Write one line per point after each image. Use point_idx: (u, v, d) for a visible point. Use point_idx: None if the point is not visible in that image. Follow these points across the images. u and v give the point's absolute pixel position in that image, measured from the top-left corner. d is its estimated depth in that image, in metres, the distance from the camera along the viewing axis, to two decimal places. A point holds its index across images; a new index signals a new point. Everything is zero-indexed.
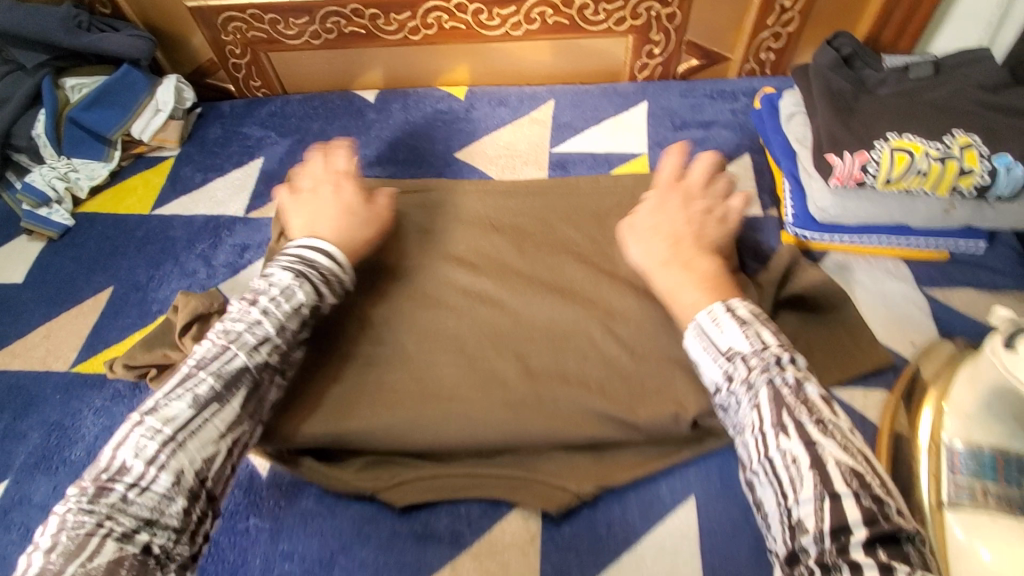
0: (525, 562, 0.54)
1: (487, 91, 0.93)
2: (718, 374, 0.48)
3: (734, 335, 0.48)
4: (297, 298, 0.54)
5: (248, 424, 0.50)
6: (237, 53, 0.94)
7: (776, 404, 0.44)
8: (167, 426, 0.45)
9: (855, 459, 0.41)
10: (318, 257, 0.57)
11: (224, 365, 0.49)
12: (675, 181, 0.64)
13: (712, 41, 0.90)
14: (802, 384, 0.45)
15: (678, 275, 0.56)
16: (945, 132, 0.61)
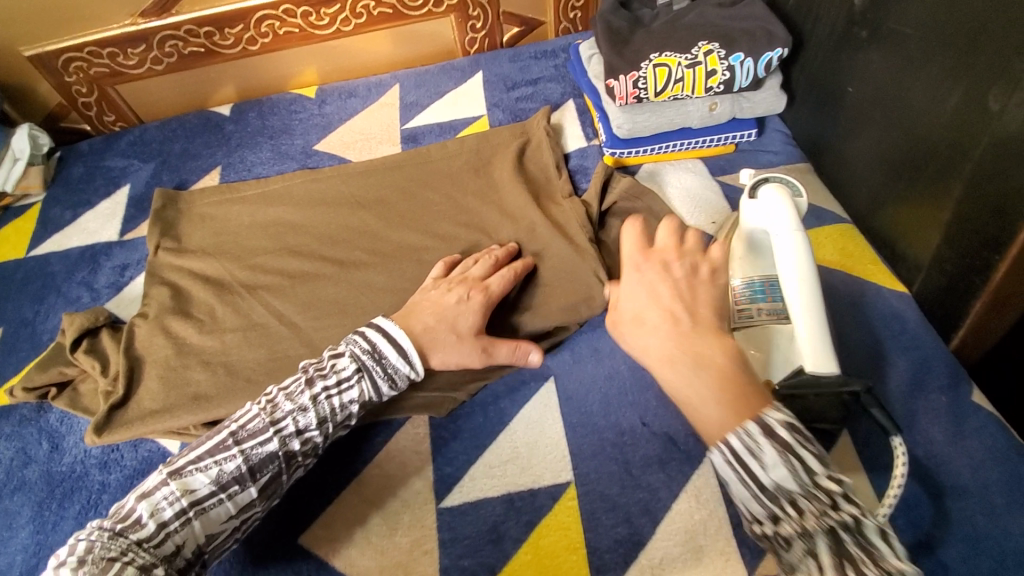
0: (420, 460, 0.64)
1: (336, 87, 1.01)
2: (760, 509, 0.46)
3: (777, 463, 0.45)
4: (351, 397, 0.60)
5: (261, 505, 0.56)
6: (85, 92, 0.97)
7: (836, 557, 0.42)
8: (186, 495, 0.53)
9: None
10: (388, 352, 0.61)
11: (256, 448, 0.56)
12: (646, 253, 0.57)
13: (526, 8, 1.02)
14: (862, 527, 0.43)
15: (686, 372, 0.49)
16: (692, 44, 0.75)
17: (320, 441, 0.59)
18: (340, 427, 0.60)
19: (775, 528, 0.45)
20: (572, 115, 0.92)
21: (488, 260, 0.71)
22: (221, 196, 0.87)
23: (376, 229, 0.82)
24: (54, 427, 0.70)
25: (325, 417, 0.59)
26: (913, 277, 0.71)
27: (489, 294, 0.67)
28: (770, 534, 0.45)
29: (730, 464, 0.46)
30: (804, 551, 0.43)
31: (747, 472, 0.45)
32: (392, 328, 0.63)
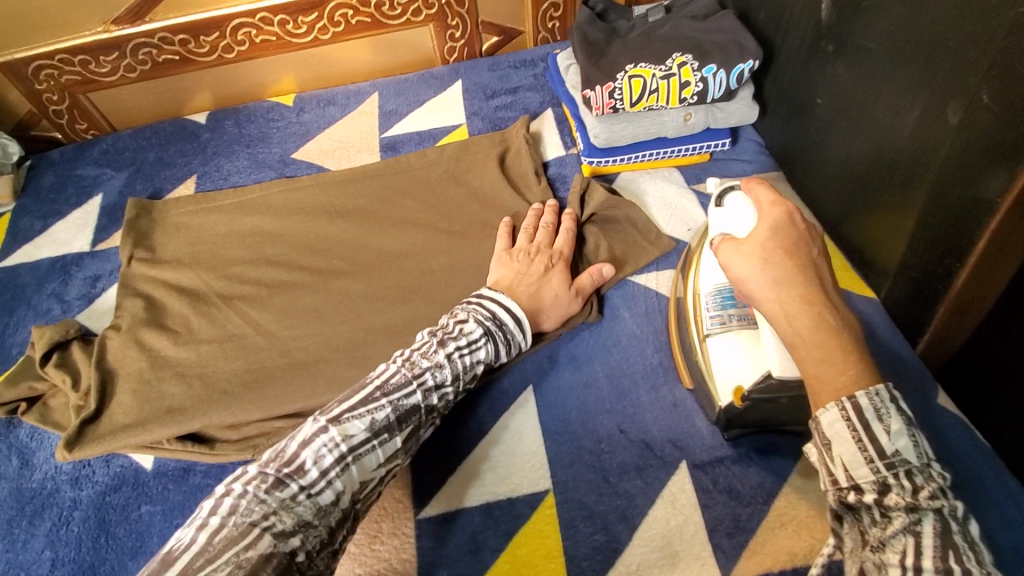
0: (398, 470, 0.64)
1: (314, 95, 1.01)
2: (864, 472, 0.42)
3: (899, 436, 0.42)
4: (479, 356, 0.62)
5: (400, 459, 0.57)
6: (55, 100, 0.95)
7: (938, 540, 0.38)
8: (344, 442, 0.52)
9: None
10: (505, 316, 0.65)
11: (402, 398, 0.57)
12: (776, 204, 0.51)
13: (504, 18, 1.03)
14: (967, 522, 0.40)
15: (807, 322, 0.45)
16: (666, 56, 0.77)
17: (454, 395, 0.61)
18: (465, 387, 0.62)
19: (879, 499, 0.41)
20: (551, 124, 0.93)
21: (547, 227, 0.76)
22: (196, 206, 0.86)
23: (355, 238, 0.82)
24: (23, 443, 0.68)
25: (461, 372, 0.61)
26: (881, 283, 0.72)
27: (566, 258, 0.72)
28: (856, 504, 0.43)
29: (848, 420, 0.42)
30: (902, 528, 0.40)
31: (868, 432, 0.42)
32: (507, 297, 0.66)
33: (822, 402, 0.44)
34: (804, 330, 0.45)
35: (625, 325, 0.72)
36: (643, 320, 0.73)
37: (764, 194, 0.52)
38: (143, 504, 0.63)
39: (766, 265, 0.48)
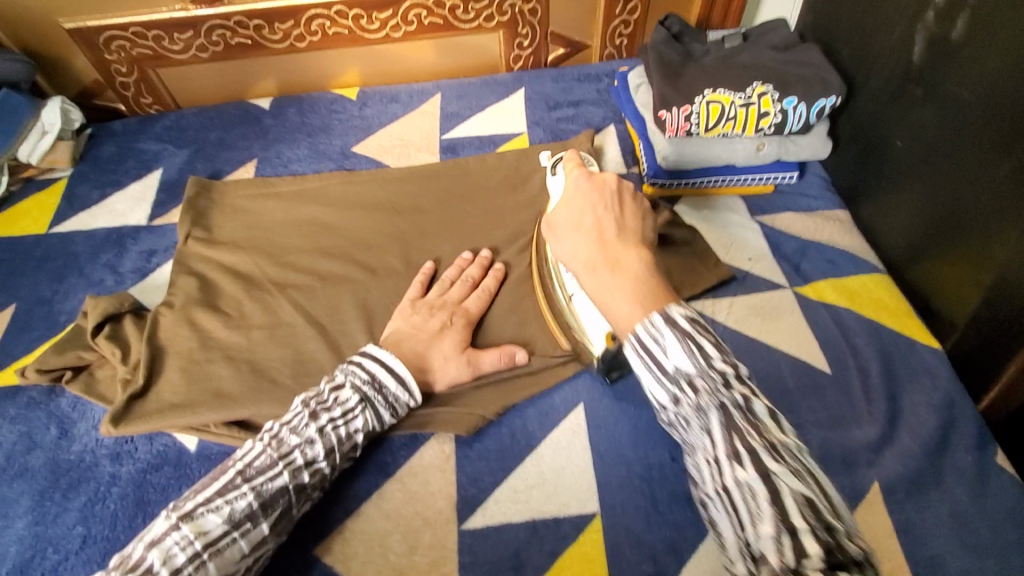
0: (443, 477, 0.62)
1: (378, 91, 1.01)
2: (667, 395, 0.48)
3: (677, 352, 0.47)
4: (356, 426, 0.58)
5: (272, 543, 0.53)
6: (124, 71, 0.96)
7: (726, 428, 0.44)
8: (200, 538, 0.49)
9: (808, 483, 0.42)
10: (388, 380, 0.60)
11: (268, 482, 0.53)
12: (589, 177, 0.56)
13: (573, 31, 1.02)
14: (751, 403, 0.45)
15: (607, 279, 0.50)
16: (747, 84, 0.77)
17: (329, 471, 0.57)
18: (347, 458, 0.59)
19: (683, 412, 0.47)
20: (614, 140, 0.92)
21: (464, 281, 0.73)
22: (254, 190, 0.87)
23: (410, 236, 0.81)
24: (64, 412, 0.67)
25: (336, 445, 0.57)
26: (947, 334, 0.70)
27: (470, 317, 0.70)
28: (674, 419, 0.49)
29: (640, 352, 0.48)
30: (698, 429, 0.46)
31: (652, 357, 0.47)
32: (389, 356, 0.62)
33: (620, 337, 0.50)
34: (609, 299, 0.50)
35: None
36: None
37: (583, 180, 0.55)
38: (183, 487, 0.62)
39: (574, 238, 0.53)
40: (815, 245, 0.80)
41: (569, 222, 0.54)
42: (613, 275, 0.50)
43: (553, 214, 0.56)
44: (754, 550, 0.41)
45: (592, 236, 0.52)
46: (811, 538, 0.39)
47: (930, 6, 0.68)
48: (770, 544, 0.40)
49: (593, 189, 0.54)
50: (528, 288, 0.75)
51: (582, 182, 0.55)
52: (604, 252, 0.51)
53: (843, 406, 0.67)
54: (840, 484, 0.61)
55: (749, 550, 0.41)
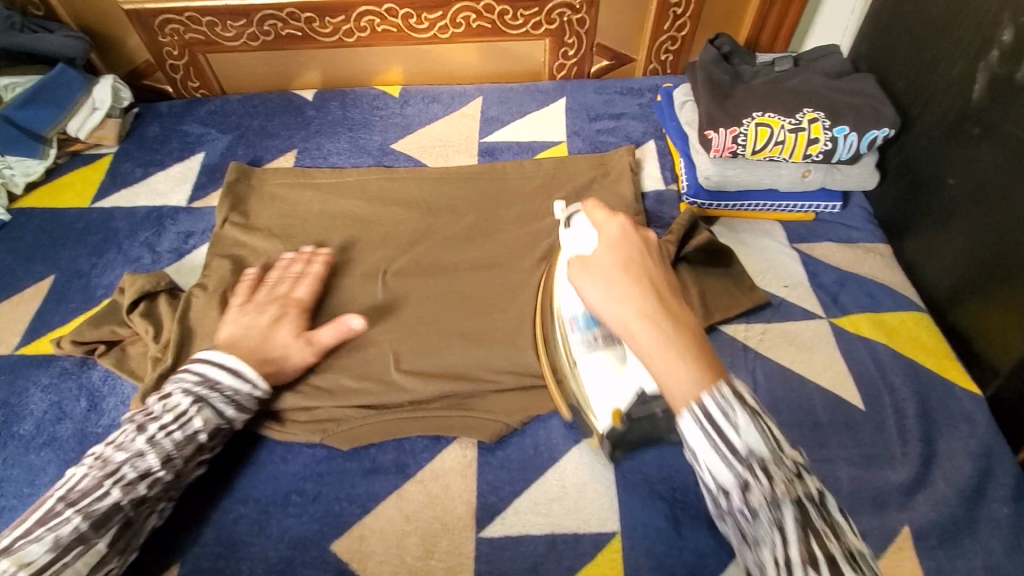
0: (464, 483, 0.62)
1: (420, 90, 1.02)
2: (731, 480, 0.43)
3: (748, 430, 0.42)
4: (193, 428, 0.58)
5: (117, 560, 0.54)
6: (175, 55, 0.98)
7: (798, 525, 0.42)
8: (22, 569, 0.49)
9: (852, 543, 0.43)
10: (222, 377, 0.60)
11: (95, 503, 0.53)
12: (626, 230, 0.50)
13: (620, 44, 1.02)
14: (803, 469, 0.44)
15: (649, 334, 0.44)
16: (797, 109, 0.76)
17: (172, 479, 0.57)
18: (190, 463, 0.58)
19: (744, 499, 0.42)
20: (653, 156, 0.91)
21: (277, 276, 0.71)
22: (293, 179, 0.87)
23: (443, 236, 0.81)
24: (94, 386, 0.68)
25: (176, 454, 0.57)
26: (987, 379, 0.68)
27: (301, 304, 0.69)
28: (724, 503, 0.44)
29: (702, 424, 0.42)
30: (770, 523, 0.41)
31: (718, 424, 0.42)
32: (223, 353, 0.62)
33: (674, 403, 0.43)
34: (671, 369, 0.44)
35: None
36: (729, 370, 0.70)
37: (619, 235, 0.50)
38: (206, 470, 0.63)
39: (616, 284, 0.47)
40: (854, 278, 0.78)
41: (600, 283, 0.47)
42: (661, 338, 0.44)
43: (591, 256, 0.50)
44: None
45: (643, 288, 0.46)
46: None
47: (996, 45, 0.67)
48: None
49: (627, 242, 0.49)
50: None
51: (614, 223, 0.51)
52: (651, 304, 0.45)
53: (876, 444, 0.65)
54: (869, 525, 0.60)
55: None
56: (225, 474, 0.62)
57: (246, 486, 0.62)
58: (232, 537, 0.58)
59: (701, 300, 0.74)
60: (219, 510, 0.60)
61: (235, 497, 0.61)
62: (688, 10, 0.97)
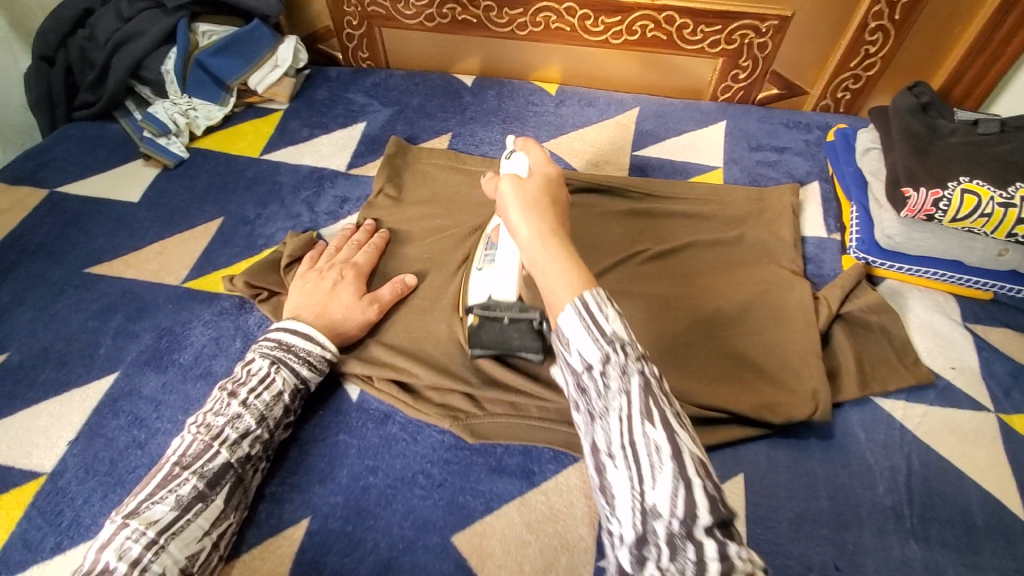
0: (587, 505, 0.60)
1: (577, 92, 1.00)
2: (596, 354, 0.45)
3: (617, 320, 0.46)
4: (278, 387, 0.61)
5: (233, 516, 0.56)
6: (354, 24, 1.01)
7: (645, 393, 0.43)
8: (151, 528, 0.50)
9: (700, 449, 0.43)
10: (295, 340, 0.63)
11: (207, 464, 0.55)
12: (532, 182, 0.55)
13: (797, 75, 0.97)
14: (660, 377, 0.46)
15: (550, 250, 0.49)
16: (1011, 182, 0.68)
17: (267, 438, 0.60)
18: (279, 423, 0.61)
19: (605, 370, 0.44)
20: (816, 200, 0.86)
21: (349, 244, 0.75)
22: (445, 162, 0.89)
23: (588, 245, 0.80)
24: (249, 329, 0.71)
25: (268, 415, 0.60)
26: None
27: (360, 270, 0.73)
28: (588, 381, 0.46)
29: (580, 313, 0.45)
30: (619, 389, 0.44)
31: (592, 319, 0.45)
32: (293, 320, 0.65)
33: (561, 302, 0.46)
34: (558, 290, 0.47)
35: (858, 447, 0.65)
36: (881, 448, 0.65)
37: (531, 186, 0.55)
38: (341, 433, 0.65)
39: (534, 206, 0.52)
40: None
41: (520, 202, 0.53)
42: (561, 251, 0.49)
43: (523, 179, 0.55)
44: (645, 505, 0.41)
45: (551, 216, 0.52)
46: (705, 495, 0.40)
47: None
48: (666, 498, 0.41)
49: (532, 193, 0.54)
50: (707, 332, 0.71)
51: (549, 167, 0.58)
52: (551, 226, 0.51)
53: None
54: None
55: (641, 508, 0.42)
56: (359, 441, 0.64)
57: (377, 457, 0.63)
58: (361, 504, 0.60)
59: (858, 366, 0.69)
60: (351, 474, 0.62)
61: (366, 465, 0.63)
62: (883, 50, 0.90)
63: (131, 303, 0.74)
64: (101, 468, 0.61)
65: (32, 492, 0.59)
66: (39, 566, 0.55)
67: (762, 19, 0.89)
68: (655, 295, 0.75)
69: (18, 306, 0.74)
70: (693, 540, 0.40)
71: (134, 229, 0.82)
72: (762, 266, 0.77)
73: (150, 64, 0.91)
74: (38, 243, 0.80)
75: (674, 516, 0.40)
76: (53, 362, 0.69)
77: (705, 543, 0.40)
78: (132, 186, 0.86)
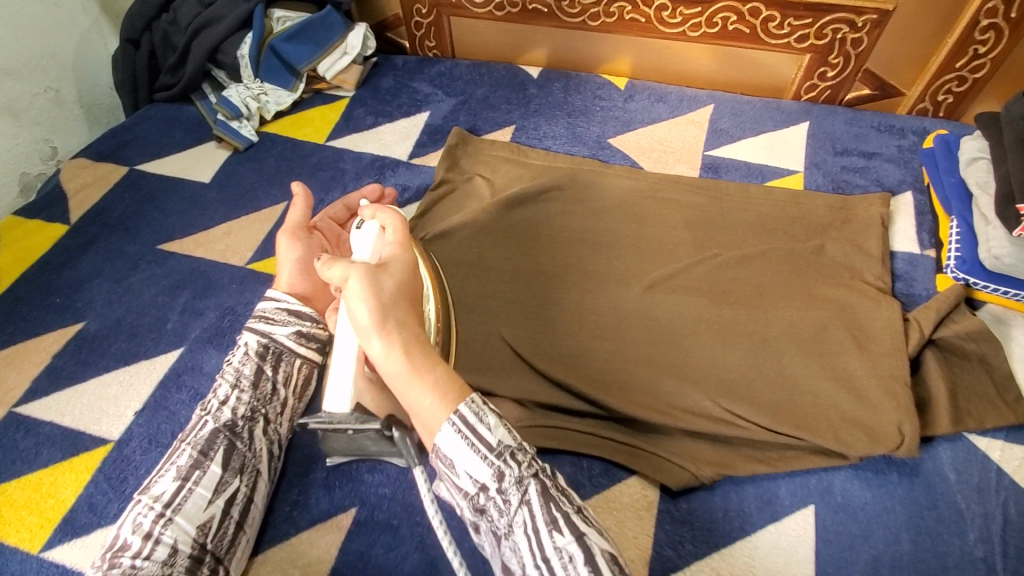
0: (640, 525, 0.57)
1: (647, 86, 0.96)
2: (486, 473, 0.44)
3: (500, 427, 0.45)
4: (245, 350, 0.60)
5: (237, 481, 0.55)
6: (423, 13, 1.01)
7: (543, 499, 0.44)
8: (157, 502, 0.50)
9: (609, 542, 0.44)
10: (264, 304, 0.64)
11: (198, 434, 0.55)
12: (377, 271, 0.50)
13: (892, 73, 0.88)
14: (557, 478, 0.47)
15: (415, 381, 0.46)
16: None
17: (253, 397, 0.58)
18: (259, 381, 0.59)
19: (499, 487, 0.44)
20: (908, 211, 0.79)
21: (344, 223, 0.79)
22: (506, 154, 0.87)
23: (651, 249, 0.76)
24: None
25: (243, 377, 0.59)
26: None
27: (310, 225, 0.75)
28: (484, 502, 0.45)
29: (460, 431, 0.44)
30: (517, 504, 0.44)
31: (476, 434, 0.44)
32: None
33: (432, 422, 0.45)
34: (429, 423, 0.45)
35: (947, 487, 0.59)
36: (974, 492, 0.58)
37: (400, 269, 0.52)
38: None
39: (393, 307, 0.48)
40: None
41: (371, 309, 0.47)
42: (419, 364, 0.46)
43: (374, 276, 0.49)
44: None
45: (413, 326, 0.48)
46: None
47: None
48: None
49: (380, 290, 0.48)
50: (775, 352, 0.66)
51: (404, 253, 0.53)
52: (411, 339, 0.47)
53: None
54: None
55: None
56: None
57: None
58: (408, 500, 0.59)
59: (951, 400, 0.62)
60: (399, 467, 0.61)
61: None
62: (995, 49, 0.81)
63: (198, 281, 0.76)
64: (163, 440, 0.63)
65: (101, 457, 0.62)
66: (100, 531, 0.57)
67: (859, 12, 0.82)
68: (719, 307, 0.70)
69: (95, 278, 0.78)
70: None
71: (204, 209, 0.84)
72: (842, 281, 0.71)
73: (227, 49, 0.93)
74: (117, 218, 0.84)
75: None
76: (124, 334, 0.72)
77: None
78: (204, 167, 0.89)
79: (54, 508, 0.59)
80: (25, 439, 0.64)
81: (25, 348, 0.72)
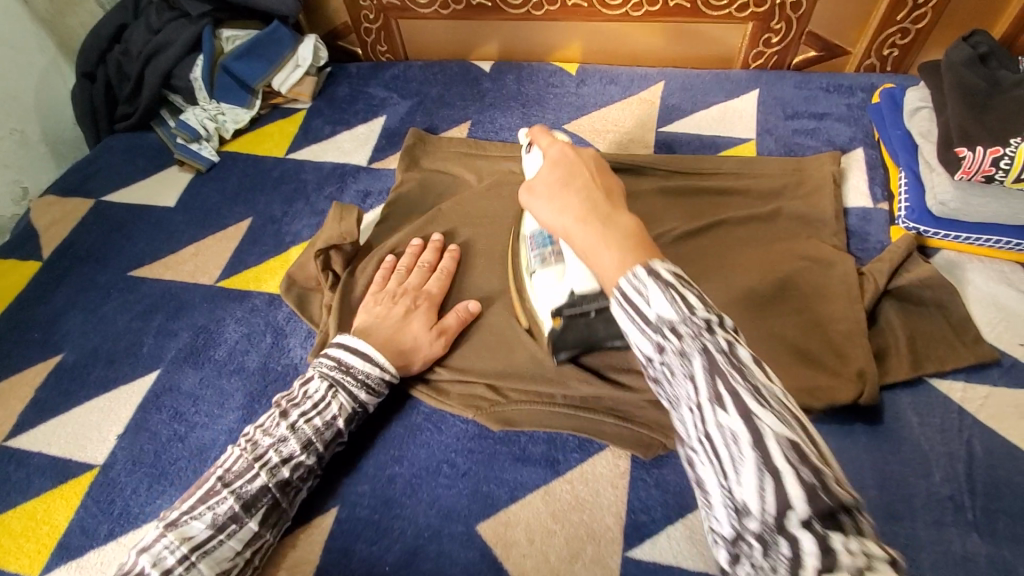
0: (615, 494, 0.59)
1: (598, 69, 0.97)
2: (650, 344, 0.39)
3: (661, 298, 0.38)
4: (332, 414, 0.59)
5: (269, 534, 0.56)
6: (371, 19, 1.02)
7: (710, 375, 0.36)
8: (185, 543, 0.51)
9: (796, 430, 0.34)
10: (355, 361, 0.61)
11: (247, 485, 0.55)
12: (552, 165, 0.52)
13: (836, 33, 0.89)
14: (734, 346, 0.37)
15: (591, 234, 0.45)
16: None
17: (315, 461, 0.59)
18: (329, 445, 0.60)
19: (664, 361, 0.38)
20: (860, 167, 0.80)
21: (423, 265, 0.70)
22: (465, 150, 0.87)
23: None
24: (279, 323, 0.73)
25: (316, 439, 0.58)
26: None
27: (434, 299, 0.68)
28: (655, 372, 0.40)
29: (624, 305, 0.40)
30: (682, 372, 0.37)
31: (635, 311, 0.39)
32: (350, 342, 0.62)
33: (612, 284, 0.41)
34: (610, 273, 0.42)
35: (910, 432, 0.60)
36: (938, 435, 0.59)
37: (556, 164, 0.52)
38: (367, 424, 0.66)
39: (557, 196, 0.49)
40: None
41: (545, 195, 0.50)
42: (594, 229, 0.45)
43: (536, 181, 0.53)
44: (733, 503, 0.35)
45: (583, 195, 0.48)
46: (797, 484, 0.32)
47: None
48: (754, 494, 0.34)
49: (560, 176, 0.50)
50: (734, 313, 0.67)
51: (557, 148, 0.55)
52: (585, 206, 0.47)
53: None
54: None
55: (732, 504, 0.35)
56: (384, 432, 0.65)
57: (402, 447, 0.64)
58: (387, 494, 0.61)
59: (909, 345, 0.64)
60: (377, 464, 0.63)
61: (391, 455, 0.63)
62: None
63: (171, 303, 0.78)
64: (147, 460, 0.64)
65: (88, 482, 0.64)
66: (93, 553, 0.59)
67: None
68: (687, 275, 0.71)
69: (70, 309, 0.79)
70: (786, 535, 0.33)
71: (171, 232, 0.85)
72: (799, 241, 0.73)
73: (179, 73, 0.94)
74: (87, 249, 0.85)
75: (765, 513, 0.33)
76: (102, 361, 0.74)
77: (800, 535, 0.32)
78: (169, 192, 0.90)
79: (50, 534, 0.61)
80: (17, 470, 0.66)
81: (9, 383, 0.73)
